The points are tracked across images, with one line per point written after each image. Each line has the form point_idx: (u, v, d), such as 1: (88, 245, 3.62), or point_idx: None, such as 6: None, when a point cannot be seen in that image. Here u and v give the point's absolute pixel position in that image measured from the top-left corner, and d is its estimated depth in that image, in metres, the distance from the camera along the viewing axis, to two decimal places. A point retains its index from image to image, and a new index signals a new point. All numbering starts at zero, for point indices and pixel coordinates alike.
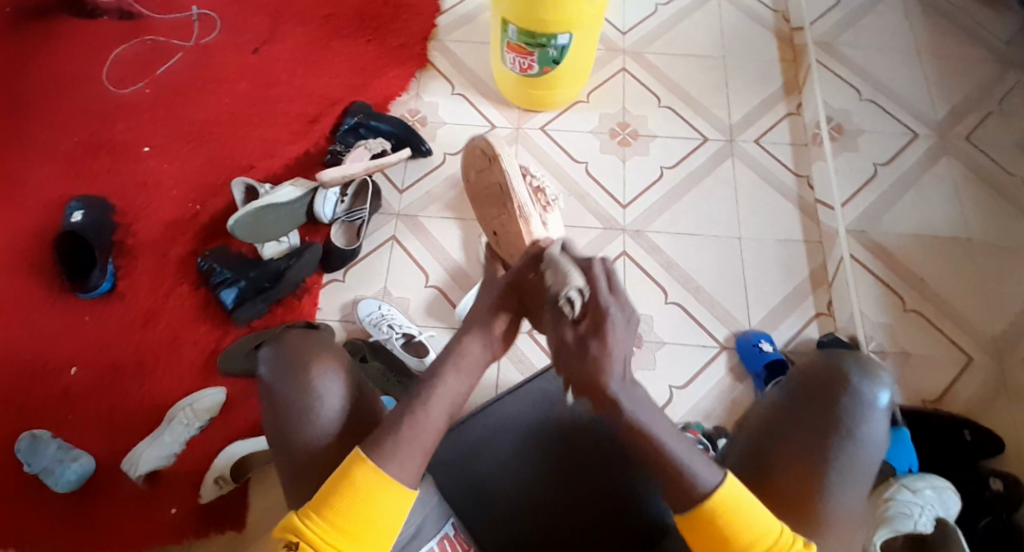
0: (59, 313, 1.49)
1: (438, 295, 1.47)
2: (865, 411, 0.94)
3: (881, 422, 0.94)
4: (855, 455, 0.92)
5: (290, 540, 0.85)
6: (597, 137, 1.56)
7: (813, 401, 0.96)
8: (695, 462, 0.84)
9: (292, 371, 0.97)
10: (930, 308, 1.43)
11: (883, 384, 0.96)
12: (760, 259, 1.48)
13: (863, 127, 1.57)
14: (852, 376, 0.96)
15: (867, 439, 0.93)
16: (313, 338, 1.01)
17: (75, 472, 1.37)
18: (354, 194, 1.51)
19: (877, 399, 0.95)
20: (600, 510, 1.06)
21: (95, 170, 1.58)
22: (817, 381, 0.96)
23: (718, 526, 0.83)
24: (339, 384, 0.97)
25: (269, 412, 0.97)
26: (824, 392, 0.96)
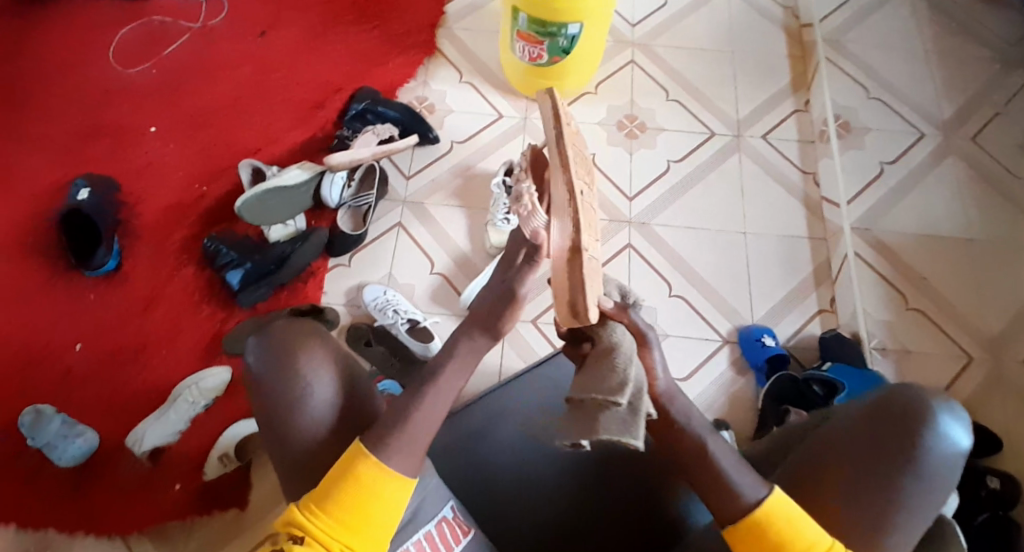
0: (64, 291, 1.50)
1: (444, 283, 1.47)
2: (941, 452, 0.91)
3: (954, 464, 0.92)
4: (920, 491, 0.91)
5: (294, 533, 0.89)
6: (603, 129, 1.56)
7: (889, 431, 0.93)
8: (736, 475, 0.87)
9: (279, 361, 0.99)
10: (932, 308, 1.44)
11: (965, 425, 0.93)
12: (764, 255, 1.49)
13: (870, 124, 1.56)
14: (935, 413, 0.93)
15: (938, 478, 0.91)
16: (298, 326, 1.03)
17: (77, 448, 1.38)
18: (360, 179, 1.52)
19: (954, 438, 0.92)
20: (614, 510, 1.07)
21: (101, 151, 1.58)
22: (897, 412, 0.93)
23: (758, 536, 0.86)
24: (325, 373, 1.00)
25: (258, 401, 1.00)
26: (903, 423, 0.93)
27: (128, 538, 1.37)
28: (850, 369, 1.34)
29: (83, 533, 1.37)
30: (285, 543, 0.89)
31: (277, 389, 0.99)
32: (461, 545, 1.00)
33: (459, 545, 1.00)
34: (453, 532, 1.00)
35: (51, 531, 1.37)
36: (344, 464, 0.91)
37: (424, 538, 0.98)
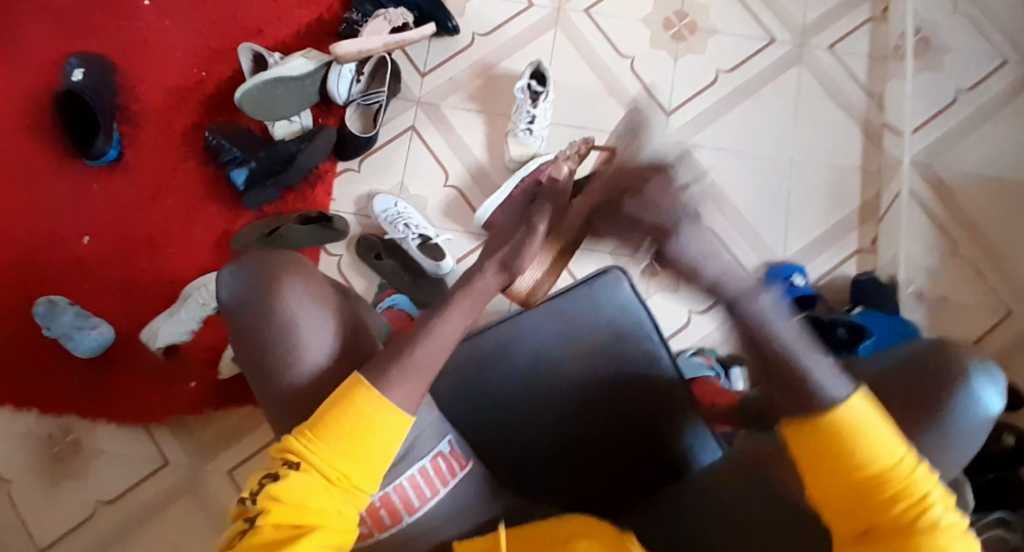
0: (65, 179, 1.43)
1: (458, 197, 1.38)
2: (970, 416, 0.81)
3: (981, 432, 0.82)
4: (943, 456, 0.82)
5: (289, 459, 0.77)
6: (648, 28, 1.38)
7: (920, 390, 0.82)
8: (822, 376, 0.74)
9: (262, 295, 0.90)
10: (978, 255, 1.32)
11: (1000, 389, 0.82)
12: (810, 186, 1.35)
13: (950, 44, 1.37)
14: (970, 371, 0.81)
15: (965, 438, 0.82)
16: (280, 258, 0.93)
17: (93, 340, 1.39)
18: (371, 72, 1.38)
19: (985, 406, 0.81)
20: (616, 448, 1.06)
21: (96, 28, 1.45)
22: (926, 369, 0.82)
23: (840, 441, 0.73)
24: (314, 308, 0.91)
25: (241, 338, 0.92)
26: (934, 382, 0.82)
27: (149, 427, 1.43)
28: (883, 316, 1.23)
29: (104, 420, 1.42)
30: (278, 470, 0.77)
31: (260, 325, 0.91)
32: (456, 479, 0.93)
33: (454, 479, 0.93)
34: (449, 466, 0.93)
35: (73, 416, 1.42)
36: (346, 386, 0.79)
37: (418, 472, 0.91)
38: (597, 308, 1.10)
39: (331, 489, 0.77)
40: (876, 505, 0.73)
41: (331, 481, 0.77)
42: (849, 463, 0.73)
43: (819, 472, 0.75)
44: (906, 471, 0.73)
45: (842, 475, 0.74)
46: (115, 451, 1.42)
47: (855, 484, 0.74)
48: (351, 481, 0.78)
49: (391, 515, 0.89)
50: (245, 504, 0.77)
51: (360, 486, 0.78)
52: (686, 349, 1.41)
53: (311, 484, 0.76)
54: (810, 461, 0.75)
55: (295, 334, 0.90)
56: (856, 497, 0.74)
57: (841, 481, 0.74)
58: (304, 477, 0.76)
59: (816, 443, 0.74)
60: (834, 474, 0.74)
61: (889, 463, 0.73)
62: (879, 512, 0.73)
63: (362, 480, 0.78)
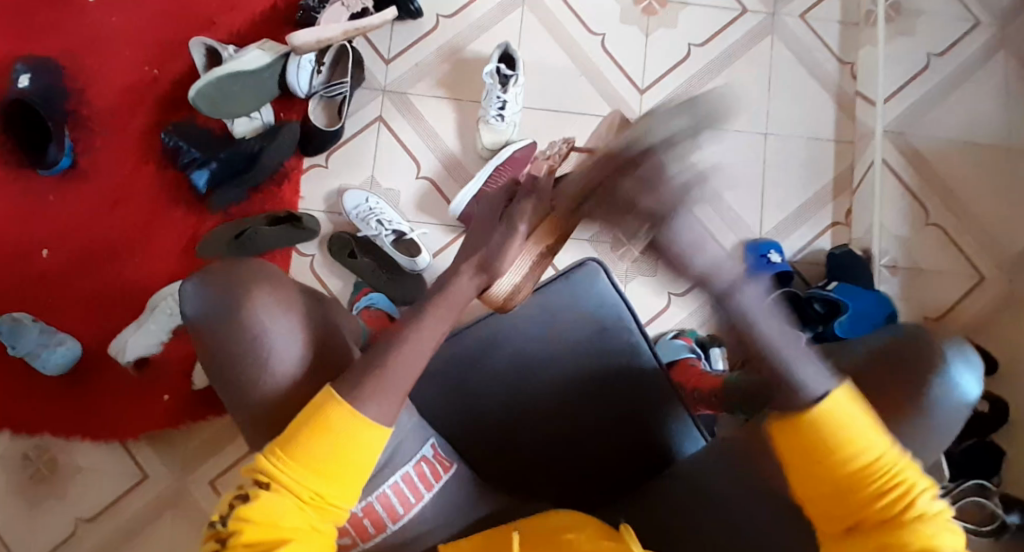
0: (19, 190, 1.37)
1: (430, 188, 1.34)
2: (947, 401, 0.79)
3: (959, 418, 0.81)
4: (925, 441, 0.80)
5: (260, 480, 0.74)
6: (617, 2, 1.33)
7: (900, 377, 0.80)
8: (810, 370, 0.71)
9: (228, 311, 0.82)
10: (953, 223, 1.33)
11: (977, 371, 0.80)
12: (786, 159, 1.33)
13: (924, 7, 1.34)
14: (948, 356, 0.80)
15: (944, 422, 0.80)
16: (246, 266, 0.84)
17: (62, 356, 1.34)
18: (332, 62, 1.33)
19: (961, 390, 0.80)
20: (601, 434, 1.06)
21: (33, 26, 1.36)
22: (903, 354, 0.81)
23: (824, 439, 0.72)
24: (289, 322, 0.82)
25: (206, 355, 0.84)
26: (912, 368, 0.80)
27: (128, 443, 1.39)
28: (857, 289, 1.25)
29: (80, 438, 1.39)
30: (248, 490, 0.74)
31: (224, 338, 0.82)
32: (442, 483, 0.91)
33: (438, 483, 0.91)
34: (433, 469, 0.91)
35: (47, 435, 1.38)
36: (315, 400, 0.75)
37: (402, 479, 0.88)
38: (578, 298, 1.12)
39: (304, 508, 0.73)
40: (860, 500, 0.72)
41: (303, 501, 0.73)
42: (833, 461, 0.72)
43: (803, 472, 0.74)
44: (888, 464, 0.72)
45: (824, 472, 0.72)
46: (92, 468, 1.38)
47: (840, 480, 0.72)
48: (327, 499, 0.74)
49: (376, 524, 0.86)
50: (216, 527, 0.74)
51: (336, 504, 0.74)
52: (668, 332, 1.37)
53: (284, 505, 0.73)
54: (795, 461, 0.74)
55: (262, 348, 0.81)
56: (841, 492, 0.72)
57: (824, 478, 0.73)
58: (275, 498, 0.73)
59: (797, 442, 0.73)
60: (818, 471, 0.73)
61: (873, 454, 0.72)
62: (863, 507, 0.72)
63: (338, 496, 0.74)
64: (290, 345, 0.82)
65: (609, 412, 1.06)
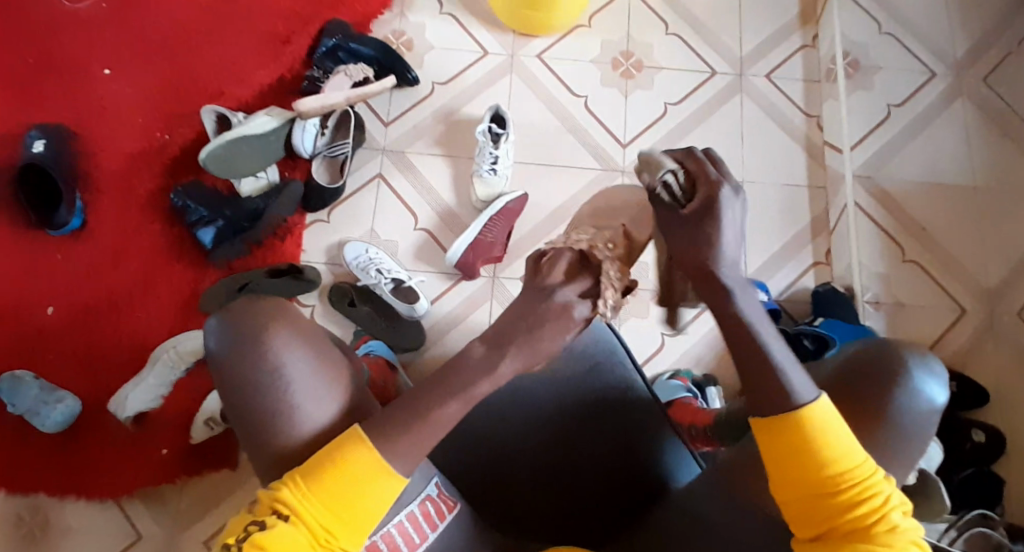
0: (29, 251, 1.42)
1: (428, 239, 1.41)
2: (920, 407, 0.88)
3: (931, 419, 0.89)
4: (904, 440, 0.88)
5: (278, 510, 0.76)
6: (597, 68, 1.46)
7: (874, 384, 0.89)
8: (792, 375, 0.75)
9: (248, 345, 0.87)
10: (928, 258, 1.41)
11: (941, 379, 0.90)
12: (760, 206, 1.43)
13: (880, 63, 1.48)
14: (913, 365, 0.89)
15: (920, 422, 0.88)
16: (267, 303, 0.91)
17: (60, 414, 1.34)
18: (334, 126, 1.42)
19: (930, 394, 0.89)
20: (592, 478, 1.06)
21: (52, 96, 1.45)
22: (870, 361, 0.90)
23: (805, 442, 0.75)
24: (305, 359, 0.88)
25: (225, 387, 0.89)
26: (885, 375, 0.89)
27: (120, 500, 1.38)
28: (842, 324, 1.31)
29: (73, 497, 1.37)
30: (266, 519, 0.76)
31: (243, 372, 0.88)
32: (446, 522, 0.95)
33: (445, 521, 0.95)
34: (438, 508, 0.95)
35: (41, 495, 1.37)
36: (345, 438, 0.79)
37: (406, 518, 0.92)
38: (576, 344, 1.11)
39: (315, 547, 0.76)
40: (837, 506, 0.75)
41: (317, 539, 0.76)
42: (816, 462, 0.75)
43: (786, 469, 0.76)
44: (867, 473, 0.75)
45: (807, 472, 0.75)
46: (86, 528, 1.37)
47: (819, 484, 0.75)
48: (338, 543, 0.77)
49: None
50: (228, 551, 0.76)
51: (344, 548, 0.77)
52: (663, 373, 1.41)
53: (297, 540, 0.75)
54: (776, 455, 0.76)
55: (287, 395, 0.87)
56: (820, 497, 0.75)
57: (804, 479, 0.75)
58: (291, 532, 0.75)
59: (781, 436, 0.75)
60: (799, 471, 0.75)
61: (852, 462, 0.75)
62: (840, 513, 0.75)
63: (347, 539, 0.77)
64: (319, 393, 0.88)
65: (610, 450, 1.07)
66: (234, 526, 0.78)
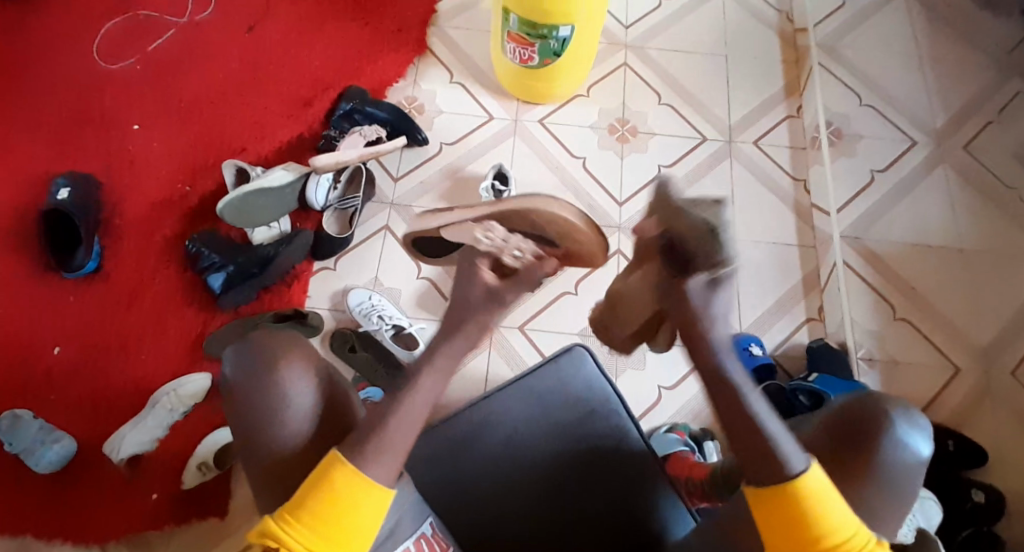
0: (44, 291, 1.45)
1: (430, 288, 1.47)
2: (903, 460, 0.91)
3: (917, 474, 0.91)
4: (888, 490, 0.90)
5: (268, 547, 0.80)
6: (595, 133, 1.56)
7: (857, 438, 0.92)
8: (785, 442, 0.80)
9: (258, 375, 0.91)
10: (919, 317, 1.44)
11: (925, 432, 0.93)
12: (752, 262, 1.48)
13: (862, 131, 1.57)
14: (897, 421, 0.92)
15: (904, 471, 0.91)
16: (279, 335, 0.96)
17: (55, 455, 1.34)
18: (347, 180, 1.50)
19: (915, 448, 0.92)
20: (601, 528, 1.05)
21: (84, 147, 1.54)
22: (859, 416, 0.93)
23: (797, 508, 0.79)
24: (310, 391, 0.92)
25: (234, 413, 0.93)
26: (868, 431, 0.92)
27: (107, 545, 1.34)
28: (837, 380, 1.33)
29: (62, 539, 1.34)
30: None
31: (252, 402, 0.91)
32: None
33: None
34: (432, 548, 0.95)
35: (29, 536, 1.34)
36: (323, 465, 0.81)
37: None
38: (571, 388, 1.12)
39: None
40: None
41: None
42: (813, 532, 0.79)
43: (782, 537, 0.81)
44: (859, 543, 0.80)
45: (803, 542, 0.80)
46: None
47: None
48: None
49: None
50: None
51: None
52: (660, 426, 1.41)
53: None
54: (776, 525, 0.80)
55: (288, 422, 0.90)
56: None
57: (802, 548, 0.80)
58: None
59: (777, 509, 0.80)
60: (797, 540, 0.80)
61: (847, 532, 0.80)
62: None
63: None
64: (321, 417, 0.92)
65: (606, 500, 1.06)
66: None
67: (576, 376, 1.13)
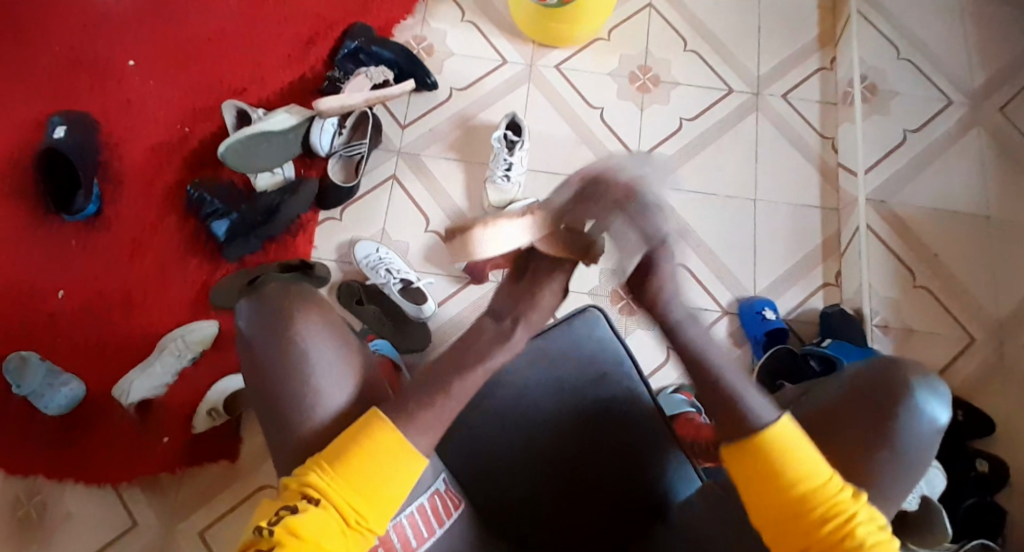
0: (45, 234, 1.42)
1: (437, 241, 1.43)
2: (919, 429, 0.85)
3: (932, 446, 0.86)
4: (900, 467, 0.85)
5: (308, 495, 0.80)
6: (615, 81, 1.50)
7: (872, 407, 0.87)
8: (751, 402, 0.82)
9: (276, 332, 0.90)
10: (939, 285, 1.39)
11: (945, 402, 0.87)
12: (772, 223, 1.43)
13: (897, 88, 1.49)
14: (914, 388, 0.86)
15: (919, 442, 0.85)
16: (296, 293, 0.93)
17: (65, 398, 1.32)
18: (352, 126, 1.43)
19: (934, 418, 0.86)
20: (610, 483, 1.02)
21: (79, 83, 1.48)
22: (878, 383, 0.87)
23: (770, 462, 0.80)
24: (331, 348, 0.90)
25: (251, 368, 0.91)
26: (884, 399, 0.87)
27: (120, 488, 1.34)
28: (851, 348, 1.28)
29: (73, 482, 1.34)
30: (297, 504, 0.80)
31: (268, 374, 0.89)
32: (452, 519, 0.96)
33: (449, 519, 0.96)
34: (445, 505, 0.96)
35: (40, 478, 1.34)
36: (364, 421, 0.83)
37: (417, 511, 0.94)
38: (581, 349, 1.09)
39: (345, 531, 0.80)
40: (808, 523, 0.79)
41: (344, 520, 0.80)
42: (783, 483, 0.80)
43: (757, 493, 0.81)
44: (833, 492, 0.80)
45: (778, 496, 0.80)
46: (85, 513, 1.33)
47: (789, 505, 0.80)
48: (367, 524, 0.81)
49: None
50: (259, 534, 0.79)
51: (371, 528, 0.81)
52: (668, 387, 1.39)
53: (327, 523, 0.79)
54: (748, 481, 0.81)
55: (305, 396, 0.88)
56: (794, 514, 0.80)
57: (777, 502, 0.80)
58: (321, 514, 0.79)
59: (750, 463, 0.81)
60: (770, 493, 0.80)
61: (820, 480, 0.80)
62: (811, 529, 0.79)
63: (376, 519, 0.81)
64: (341, 382, 0.89)
65: (616, 455, 1.03)
66: (267, 512, 0.82)
67: (586, 336, 1.09)
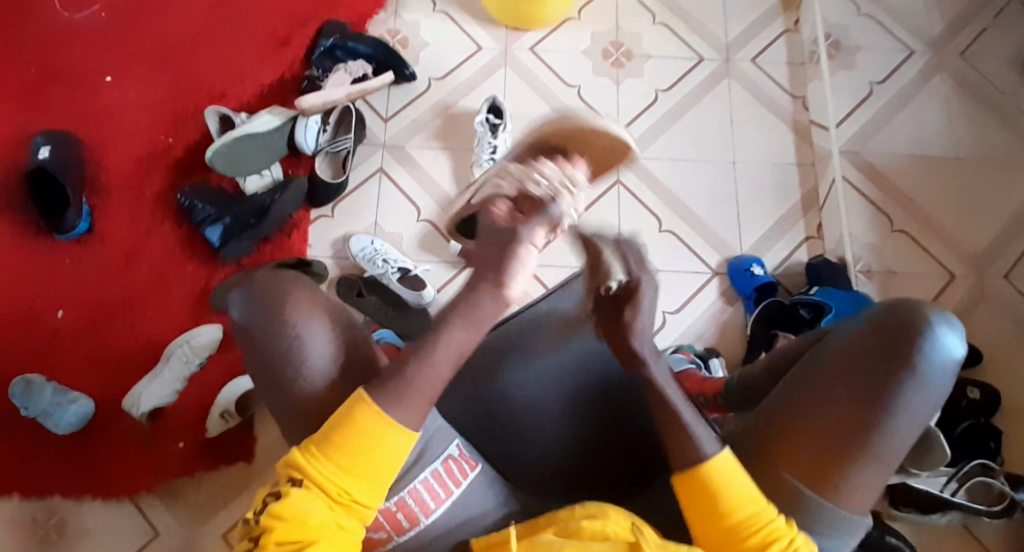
0: (40, 254, 1.42)
1: (431, 229, 1.46)
2: (932, 368, 0.80)
3: (945, 382, 0.81)
4: (915, 403, 0.80)
5: (293, 478, 0.76)
6: (589, 58, 1.54)
7: (883, 351, 0.81)
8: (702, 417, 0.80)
9: (272, 323, 0.84)
10: (914, 228, 1.44)
11: (958, 334, 0.81)
12: (754, 183, 1.48)
13: (861, 42, 1.54)
14: (928, 326, 0.80)
15: (932, 384, 0.80)
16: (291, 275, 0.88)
17: (74, 415, 1.31)
18: (336, 122, 1.45)
19: (948, 350, 0.80)
20: (614, 446, 0.98)
21: (57, 102, 1.49)
22: (890, 327, 0.81)
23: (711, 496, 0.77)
24: (330, 343, 0.85)
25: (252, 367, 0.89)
26: (896, 341, 0.81)
27: (138, 497, 1.34)
28: (839, 292, 1.33)
29: (91, 497, 1.33)
30: (282, 488, 0.76)
31: None
32: (470, 479, 0.91)
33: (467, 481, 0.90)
34: (460, 468, 0.90)
35: (58, 496, 1.33)
36: (348, 402, 0.77)
37: (432, 474, 0.88)
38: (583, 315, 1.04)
39: (333, 507, 0.75)
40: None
41: (332, 501, 0.76)
42: (719, 513, 0.77)
43: (697, 520, 0.78)
44: (766, 520, 0.77)
45: (713, 524, 0.77)
46: (107, 526, 1.32)
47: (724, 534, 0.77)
48: (353, 498, 0.76)
49: (409, 519, 0.86)
50: (250, 524, 0.76)
51: (363, 503, 0.76)
52: (668, 348, 1.35)
53: (314, 505, 0.74)
54: (691, 513, 0.79)
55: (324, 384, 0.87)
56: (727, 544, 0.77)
57: (710, 529, 0.78)
58: (305, 496, 0.75)
59: (691, 499, 0.78)
60: (708, 525, 0.78)
61: (753, 510, 0.77)
62: None
63: (365, 497, 0.77)
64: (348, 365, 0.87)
65: (621, 417, 0.99)
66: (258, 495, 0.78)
67: (570, 307, 1.06)
